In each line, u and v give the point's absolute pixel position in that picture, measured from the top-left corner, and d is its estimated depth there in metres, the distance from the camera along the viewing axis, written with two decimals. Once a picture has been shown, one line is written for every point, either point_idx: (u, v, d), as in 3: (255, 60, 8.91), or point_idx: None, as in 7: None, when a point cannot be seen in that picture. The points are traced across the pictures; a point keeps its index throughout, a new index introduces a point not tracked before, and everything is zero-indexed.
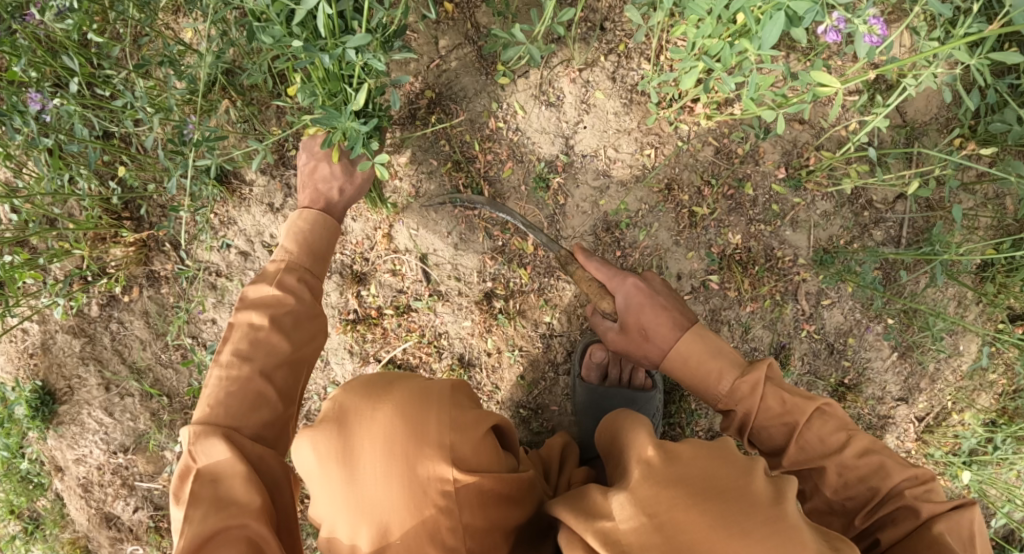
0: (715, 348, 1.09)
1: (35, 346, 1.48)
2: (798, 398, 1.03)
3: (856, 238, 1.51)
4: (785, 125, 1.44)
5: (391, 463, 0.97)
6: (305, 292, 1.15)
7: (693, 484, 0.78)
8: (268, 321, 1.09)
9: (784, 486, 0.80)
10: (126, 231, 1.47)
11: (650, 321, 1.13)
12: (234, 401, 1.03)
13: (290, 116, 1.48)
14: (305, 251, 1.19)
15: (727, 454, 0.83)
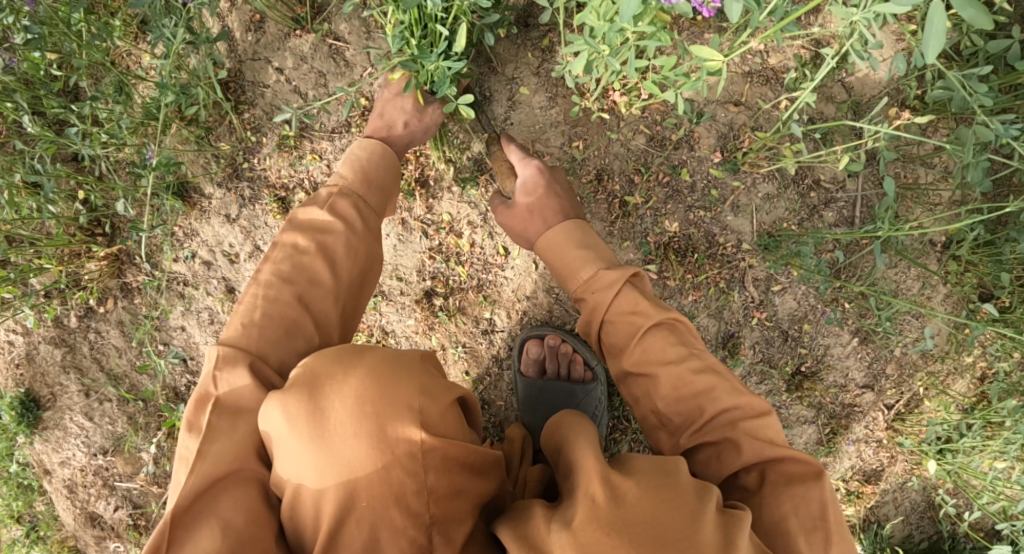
0: (593, 242, 1.14)
1: (21, 357, 1.60)
2: (650, 304, 1.03)
3: (803, 220, 1.47)
4: (720, 108, 1.42)
5: (362, 422, 0.81)
6: (354, 218, 1.14)
7: (640, 533, 0.73)
8: (317, 245, 1.09)
9: (732, 534, 0.76)
10: (97, 247, 1.56)
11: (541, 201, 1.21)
12: (272, 324, 1.01)
13: (239, 128, 1.54)
14: (361, 178, 1.20)
15: (677, 498, 0.77)
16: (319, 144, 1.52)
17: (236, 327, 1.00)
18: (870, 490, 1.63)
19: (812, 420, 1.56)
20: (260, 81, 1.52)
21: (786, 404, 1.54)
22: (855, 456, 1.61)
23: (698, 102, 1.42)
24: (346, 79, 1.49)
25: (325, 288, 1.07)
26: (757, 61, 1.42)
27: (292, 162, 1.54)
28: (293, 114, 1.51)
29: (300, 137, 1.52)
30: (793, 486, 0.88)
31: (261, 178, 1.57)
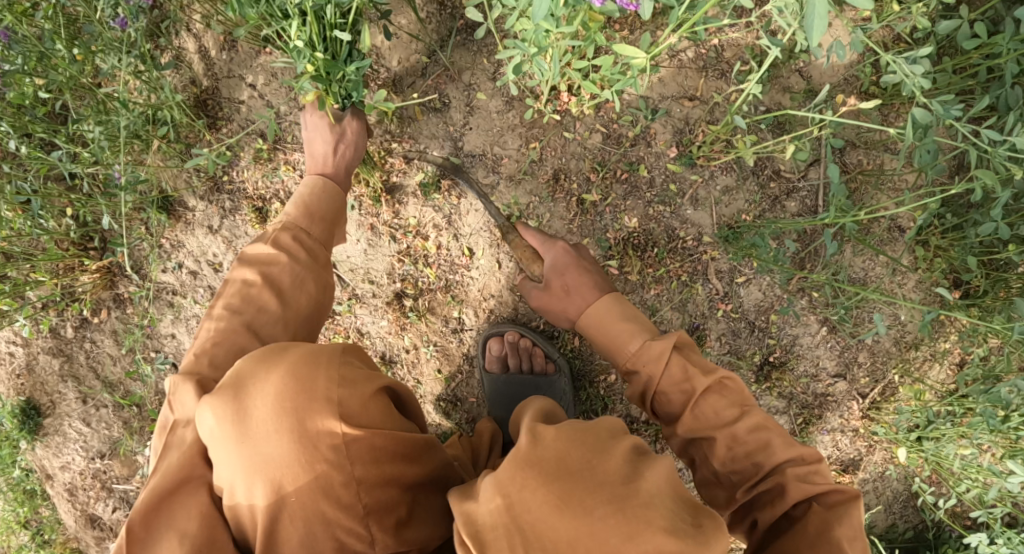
0: (632, 314, 1.14)
1: (22, 367, 1.69)
2: (698, 369, 1.03)
3: (765, 212, 1.48)
4: (674, 104, 1.44)
5: (282, 418, 0.83)
6: (298, 249, 1.17)
7: (545, 467, 0.70)
8: (261, 276, 1.13)
9: (647, 465, 0.72)
10: (89, 260, 1.63)
11: (572, 281, 1.23)
12: (222, 351, 1.06)
13: (217, 143, 1.61)
14: (304, 211, 1.23)
15: (584, 429, 0.75)
16: (292, 155, 1.59)
17: (187, 358, 1.06)
18: (848, 479, 1.63)
19: (783, 410, 1.57)
20: (235, 98, 1.59)
21: (756, 394, 1.56)
22: (830, 446, 1.61)
23: (653, 99, 1.44)
24: None
25: (271, 315, 1.11)
26: (712, 55, 1.44)
27: (267, 174, 1.61)
28: (266, 128, 1.58)
29: (274, 150, 1.59)
30: (848, 518, 0.90)
31: (240, 190, 1.63)
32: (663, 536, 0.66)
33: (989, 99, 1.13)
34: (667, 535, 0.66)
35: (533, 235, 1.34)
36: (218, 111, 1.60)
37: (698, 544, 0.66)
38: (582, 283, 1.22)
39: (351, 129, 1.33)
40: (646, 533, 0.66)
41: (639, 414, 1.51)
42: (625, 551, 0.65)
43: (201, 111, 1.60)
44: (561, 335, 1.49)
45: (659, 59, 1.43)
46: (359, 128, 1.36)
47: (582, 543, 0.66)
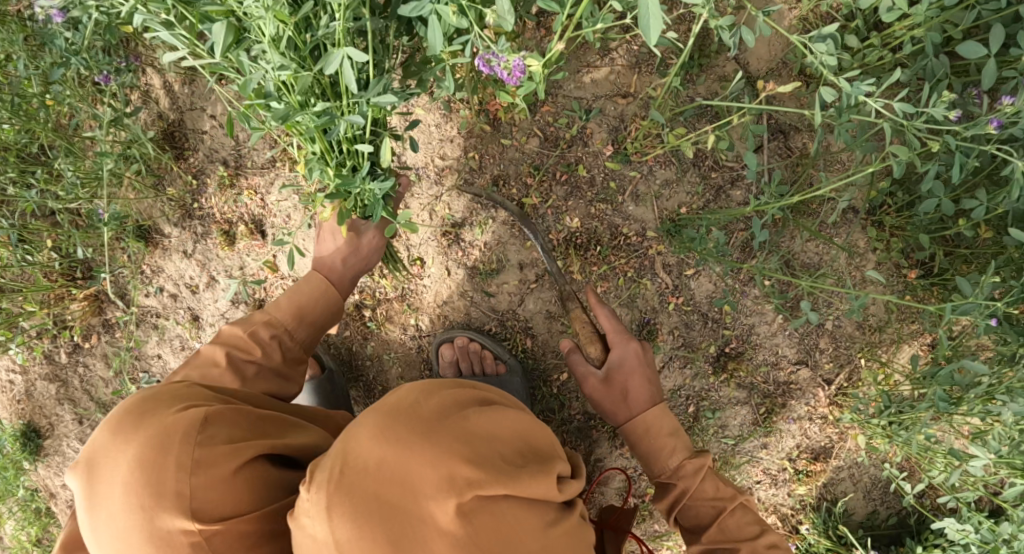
0: (675, 427, 1.19)
1: (22, 392, 1.80)
2: (727, 489, 1.12)
3: (710, 202, 1.48)
4: (608, 102, 1.47)
5: (131, 513, 0.82)
6: (274, 349, 1.21)
7: (381, 407, 0.80)
8: (226, 363, 1.14)
9: (466, 407, 0.82)
10: (75, 289, 1.73)
11: (633, 383, 1.21)
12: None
13: (185, 173, 1.69)
14: (294, 312, 1.27)
15: (428, 383, 0.84)
16: (253, 180, 1.67)
17: None
18: (819, 468, 1.59)
19: (744, 401, 1.55)
20: (199, 129, 1.68)
21: (715, 386, 1.55)
22: (799, 434, 1.59)
23: (587, 101, 1.47)
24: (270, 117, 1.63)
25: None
26: (644, 52, 1.45)
27: (232, 199, 1.69)
28: (228, 156, 1.67)
29: (237, 176, 1.67)
30: None
31: (209, 215, 1.71)
32: (465, 466, 0.74)
33: (902, 70, 1.08)
34: (467, 461, 0.74)
35: (606, 317, 1.27)
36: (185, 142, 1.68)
37: (496, 475, 0.75)
38: (641, 387, 1.21)
39: (370, 245, 1.38)
40: (444, 458, 0.74)
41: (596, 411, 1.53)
42: (425, 474, 0.73)
43: (169, 143, 1.68)
44: (512, 337, 1.52)
45: (589, 59, 1.46)
46: (379, 246, 1.42)
47: (390, 474, 0.74)
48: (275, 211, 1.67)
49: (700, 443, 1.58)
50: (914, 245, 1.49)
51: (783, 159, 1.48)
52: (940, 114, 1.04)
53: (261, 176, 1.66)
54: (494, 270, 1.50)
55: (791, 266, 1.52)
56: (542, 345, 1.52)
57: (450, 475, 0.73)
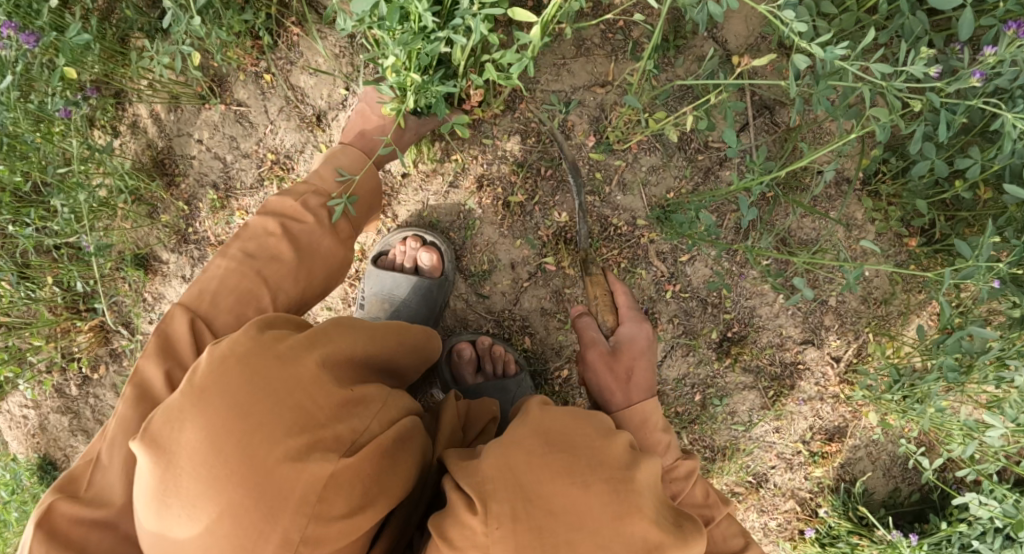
0: (666, 424, 1.21)
1: (36, 427, 1.83)
2: (716, 496, 1.17)
3: (699, 185, 1.46)
4: (587, 93, 1.46)
5: (220, 528, 0.77)
6: (325, 216, 1.22)
7: (550, 435, 0.92)
8: (282, 231, 1.17)
9: (640, 459, 0.93)
10: (79, 321, 1.75)
11: (642, 367, 1.23)
12: (226, 292, 1.10)
13: (178, 199, 1.70)
14: (340, 182, 1.28)
15: (588, 421, 0.98)
16: (243, 201, 1.66)
17: (193, 289, 1.10)
18: (834, 448, 1.55)
19: (751, 386, 1.52)
20: (187, 154, 1.68)
21: (720, 373, 1.51)
22: (811, 415, 1.55)
23: (566, 94, 1.47)
24: (255, 137, 1.63)
25: (282, 268, 1.14)
26: (619, 40, 1.45)
27: (224, 221, 1.69)
28: (217, 179, 1.67)
29: (226, 198, 1.67)
30: None
31: (204, 238, 1.71)
32: (650, 526, 0.84)
33: (876, 30, 1.04)
34: (652, 519, 0.85)
35: (623, 296, 1.33)
36: (175, 168, 1.69)
37: (676, 539, 0.86)
38: (647, 373, 1.24)
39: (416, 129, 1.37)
40: (631, 514, 0.84)
41: None
42: (612, 524, 0.83)
43: (159, 171, 1.70)
44: (512, 336, 1.51)
45: (564, 50, 1.46)
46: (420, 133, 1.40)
47: (579, 516, 0.83)
48: None
49: (710, 432, 1.54)
50: (912, 213, 1.45)
51: (768, 136, 1.46)
52: (921, 72, 1.00)
53: (250, 196, 1.66)
54: (486, 271, 1.49)
55: (788, 243, 1.49)
56: (541, 342, 1.50)
57: (641, 536, 0.84)
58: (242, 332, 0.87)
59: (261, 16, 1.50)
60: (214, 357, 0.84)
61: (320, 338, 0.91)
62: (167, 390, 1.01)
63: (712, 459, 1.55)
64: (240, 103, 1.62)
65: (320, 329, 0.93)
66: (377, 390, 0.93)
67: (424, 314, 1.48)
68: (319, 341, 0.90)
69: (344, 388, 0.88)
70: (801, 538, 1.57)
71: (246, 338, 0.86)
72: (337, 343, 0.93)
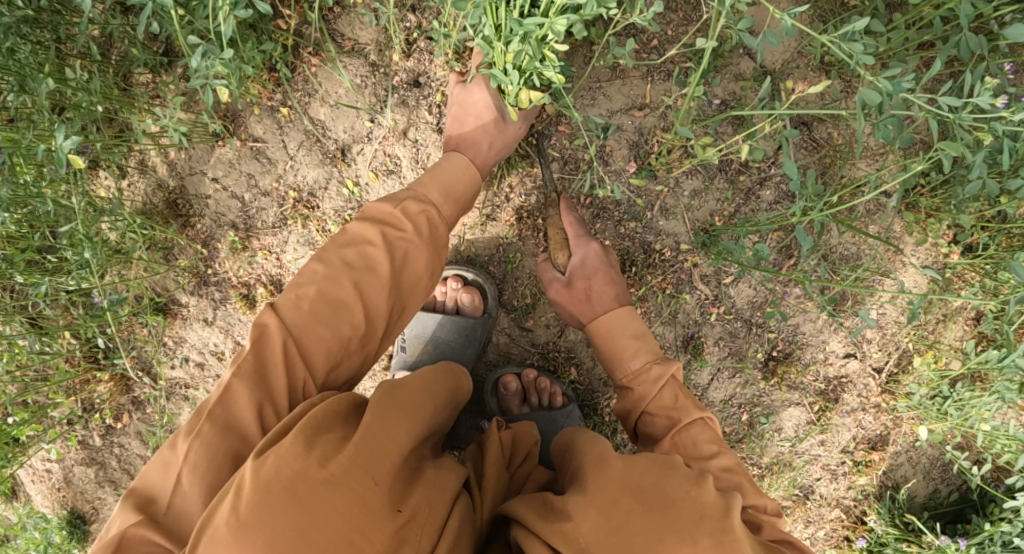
0: (641, 330, 1.21)
1: (60, 480, 1.76)
2: (688, 401, 1.12)
3: (741, 207, 1.43)
4: (625, 117, 1.42)
5: None
6: (424, 227, 1.16)
7: (641, 490, 0.94)
8: (383, 240, 1.11)
9: (732, 501, 0.94)
10: (100, 372, 1.68)
11: (595, 284, 1.27)
12: (323, 302, 1.05)
13: (196, 240, 1.63)
14: (441, 192, 1.22)
15: (675, 467, 0.99)
16: (265, 240, 1.60)
17: (289, 295, 1.05)
18: (878, 457, 1.56)
19: (797, 402, 1.53)
20: (202, 194, 1.61)
21: (766, 392, 1.52)
22: (854, 426, 1.56)
23: (603, 118, 1.42)
24: (274, 173, 1.56)
25: (379, 283, 1.09)
26: (655, 59, 1.40)
27: (246, 261, 1.62)
28: (236, 219, 1.60)
29: (247, 238, 1.60)
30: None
31: (225, 279, 1.65)
32: None
33: (943, 59, 1.04)
34: None
35: (571, 221, 1.34)
36: (190, 208, 1.61)
37: None
38: (605, 290, 1.26)
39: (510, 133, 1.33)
40: None
41: None
42: None
43: (173, 212, 1.62)
44: (558, 368, 1.49)
45: (599, 74, 1.41)
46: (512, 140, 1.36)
47: None
48: (293, 269, 1.60)
49: (758, 449, 1.55)
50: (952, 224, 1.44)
51: (808, 152, 1.44)
52: (987, 102, 0.99)
53: (271, 234, 1.59)
54: (529, 305, 1.46)
55: (830, 260, 1.47)
56: (587, 373, 1.49)
57: None
58: (287, 451, 0.86)
59: (277, 49, 1.43)
60: (260, 484, 0.83)
61: (365, 450, 0.90)
62: (255, 423, 0.96)
63: (760, 476, 1.56)
64: (257, 137, 1.55)
65: (366, 436, 0.92)
66: (424, 496, 0.93)
67: (470, 353, 1.46)
68: (364, 456, 0.90)
69: (392, 512, 0.88)
70: (848, 545, 1.59)
71: (292, 459, 0.86)
72: (382, 449, 0.92)
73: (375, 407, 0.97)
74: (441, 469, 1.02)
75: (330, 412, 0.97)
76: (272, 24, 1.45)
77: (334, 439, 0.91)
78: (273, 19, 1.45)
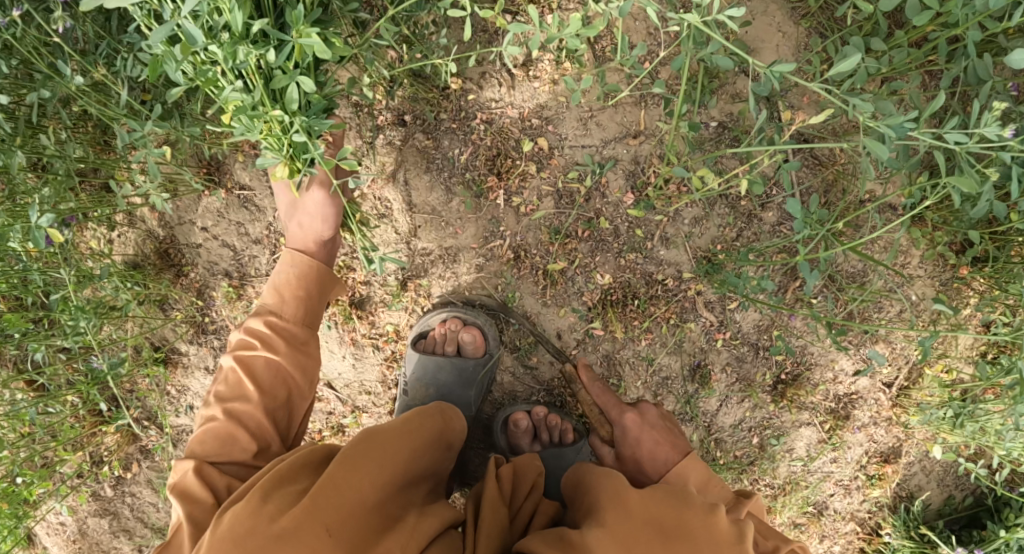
0: (705, 478, 1.15)
1: (76, 531, 1.77)
2: (772, 539, 1.04)
3: (742, 231, 1.40)
4: (620, 146, 1.39)
5: None
6: (274, 337, 1.17)
7: (657, 524, 0.93)
8: (239, 365, 1.15)
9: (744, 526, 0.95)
10: (105, 427, 1.66)
11: (644, 447, 1.21)
12: (207, 440, 1.09)
13: (190, 288, 1.60)
14: (280, 294, 1.22)
15: (689, 498, 0.97)
16: (260, 287, 1.60)
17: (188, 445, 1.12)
18: (891, 469, 1.55)
19: (807, 421, 1.52)
20: (193, 243, 1.58)
21: (776, 414, 1.50)
22: (866, 441, 1.54)
23: (597, 149, 1.39)
24: (264, 221, 1.57)
25: (247, 404, 1.11)
26: (646, 84, 1.35)
27: (243, 309, 1.61)
28: (230, 267, 1.59)
29: (242, 286, 1.60)
30: None
31: (224, 327, 1.63)
32: None
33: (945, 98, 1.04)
34: None
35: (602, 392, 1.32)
36: (183, 256, 1.59)
37: None
38: (655, 446, 1.20)
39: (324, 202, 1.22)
40: None
41: None
42: None
43: (166, 261, 1.59)
44: (565, 403, 1.48)
45: (590, 102, 1.37)
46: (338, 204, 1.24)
47: None
48: None
49: (770, 471, 1.55)
50: (959, 235, 1.40)
51: (808, 169, 1.41)
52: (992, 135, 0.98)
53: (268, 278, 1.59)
54: (532, 343, 1.45)
55: (835, 279, 1.44)
56: None
57: None
58: (242, 507, 0.88)
59: None
60: (215, 540, 0.86)
61: (321, 500, 0.89)
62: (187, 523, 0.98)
63: (773, 496, 1.56)
64: (246, 183, 1.55)
65: (324, 486, 0.91)
66: (393, 544, 0.91)
67: (471, 393, 1.42)
68: (320, 506, 0.89)
69: None
70: None
71: (245, 514, 0.87)
72: (341, 498, 0.91)
73: (339, 457, 0.96)
74: (424, 514, 0.99)
75: (297, 464, 0.98)
76: None
77: (290, 494, 0.91)
78: None
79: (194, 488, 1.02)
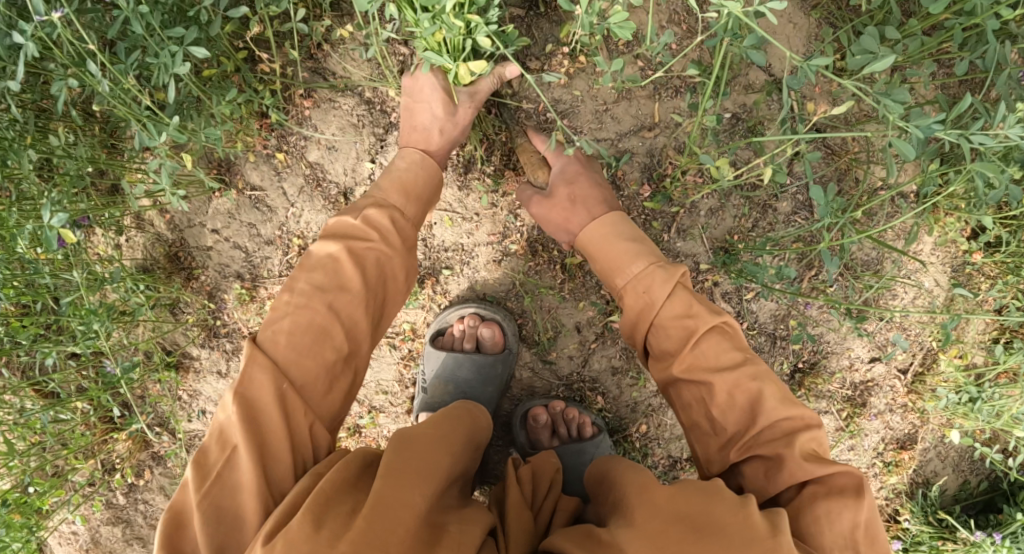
0: (635, 235, 1.14)
1: (88, 540, 1.75)
2: (704, 308, 1.03)
3: (758, 222, 1.41)
4: (636, 139, 1.39)
5: None
6: (388, 231, 1.11)
7: (689, 520, 0.89)
8: (349, 254, 1.06)
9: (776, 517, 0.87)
10: (116, 435, 1.64)
11: (580, 190, 1.21)
12: (302, 332, 0.99)
13: (202, 290, 1.59)
14: (399, 191, 1.18)
15: (720, 488, 0.92)
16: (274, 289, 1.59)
17: (267, 330, 1.00)
18: (908, 456, 1.55)
19: (823, 409, 1.52)
20: (204, 245, 1.57)
21: None
22: (882, 428, 1.55)
23: (612, 142, 1.39)
24: (276, 221, 1.56)
25: (350, 297, 1.04)
26: (662, 76, 1.35)
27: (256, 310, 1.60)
28: (243, 269, 1.58)
29: (255, 288, 1.58)
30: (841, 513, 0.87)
31: (236, 329, 1.62)
32: None
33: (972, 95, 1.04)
34: None
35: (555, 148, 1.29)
36: (194, 259, 1.57)
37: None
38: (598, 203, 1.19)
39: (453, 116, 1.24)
40: None
41: (680, 453, 1.51)
42: None
43: (176, 264, 1.58)
44: (585, 398, 1.48)
45: (606, 94, 1.37)
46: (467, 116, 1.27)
47: None
48: None
49: None
50: (971, 222, 1.41)
51: (821, 158, 1.41)
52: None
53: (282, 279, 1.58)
54: (551, 337, 1.45)
55: (850, 268, 1.45)
56: (614, 400, 1.48)
57: None
58: (296, 532, 0.82)
59: (267, 96, 1.40)
60: None
61: (374, 521, 0.85)
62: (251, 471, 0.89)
63: None
64: (258, 183, 1.53)
65: (373, 506, 0.86)
66: None
67: (490, 389, 1.41)
68: (371, 528, 0.84)
69: None
70: None
71: (300, 540, 0.81)
72: (392, 517, 0.86)
73: (383, 471, 0.91)
74: (464, 522, 0.93)
75: (338, 480, 0.91)
76: (259, 67, 1.42)
77: (342, 515, 0.85)
78: (257, 64, 1.43)
79: (274, 399, 0.93)
